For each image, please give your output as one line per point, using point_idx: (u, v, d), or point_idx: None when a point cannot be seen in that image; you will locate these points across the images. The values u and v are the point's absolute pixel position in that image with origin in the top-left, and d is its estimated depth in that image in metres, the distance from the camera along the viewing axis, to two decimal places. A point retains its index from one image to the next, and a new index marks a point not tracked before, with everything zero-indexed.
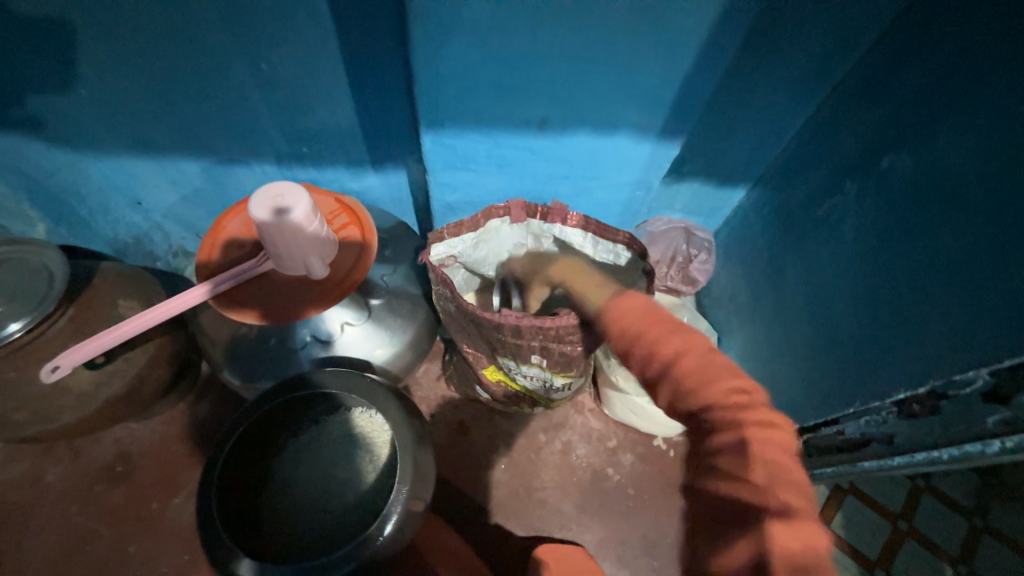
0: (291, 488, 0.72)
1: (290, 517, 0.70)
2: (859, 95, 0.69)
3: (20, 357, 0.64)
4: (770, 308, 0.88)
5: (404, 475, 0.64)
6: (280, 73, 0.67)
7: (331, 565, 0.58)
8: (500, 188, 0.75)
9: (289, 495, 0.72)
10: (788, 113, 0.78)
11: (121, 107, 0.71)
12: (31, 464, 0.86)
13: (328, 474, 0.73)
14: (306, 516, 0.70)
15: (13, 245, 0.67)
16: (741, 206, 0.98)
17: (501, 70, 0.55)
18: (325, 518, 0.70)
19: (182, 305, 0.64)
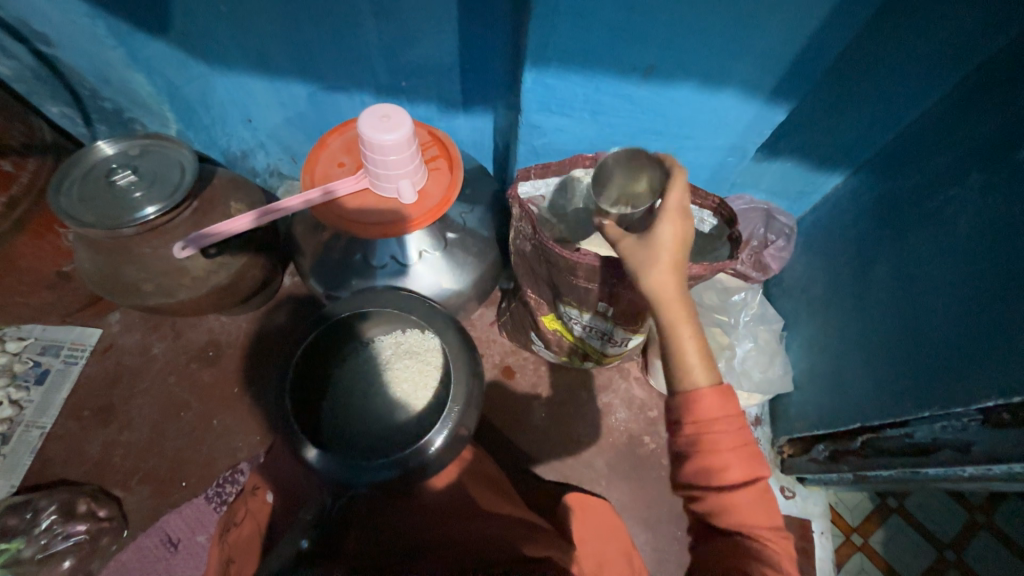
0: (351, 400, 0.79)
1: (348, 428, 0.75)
2: (995, 83, 0.61)
3: (155, 235, 0.74)
4: (850, 304, 0.82)
5: (458, 395, 0.67)
6: (396, 2, 0.70)
7: (377, 467, 0.62)
8: (589, 139, 0.75)
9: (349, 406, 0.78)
10: (902, 102, 0.71)
11: (250, 24, 0.76)
12: (142, 336, 1.00)
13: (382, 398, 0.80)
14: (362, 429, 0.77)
15: (154, 139, 0.76)
16: (833, 194, 0.91)
17: (620, 13, 0.54)
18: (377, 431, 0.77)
19: (235, 228, 0.70)
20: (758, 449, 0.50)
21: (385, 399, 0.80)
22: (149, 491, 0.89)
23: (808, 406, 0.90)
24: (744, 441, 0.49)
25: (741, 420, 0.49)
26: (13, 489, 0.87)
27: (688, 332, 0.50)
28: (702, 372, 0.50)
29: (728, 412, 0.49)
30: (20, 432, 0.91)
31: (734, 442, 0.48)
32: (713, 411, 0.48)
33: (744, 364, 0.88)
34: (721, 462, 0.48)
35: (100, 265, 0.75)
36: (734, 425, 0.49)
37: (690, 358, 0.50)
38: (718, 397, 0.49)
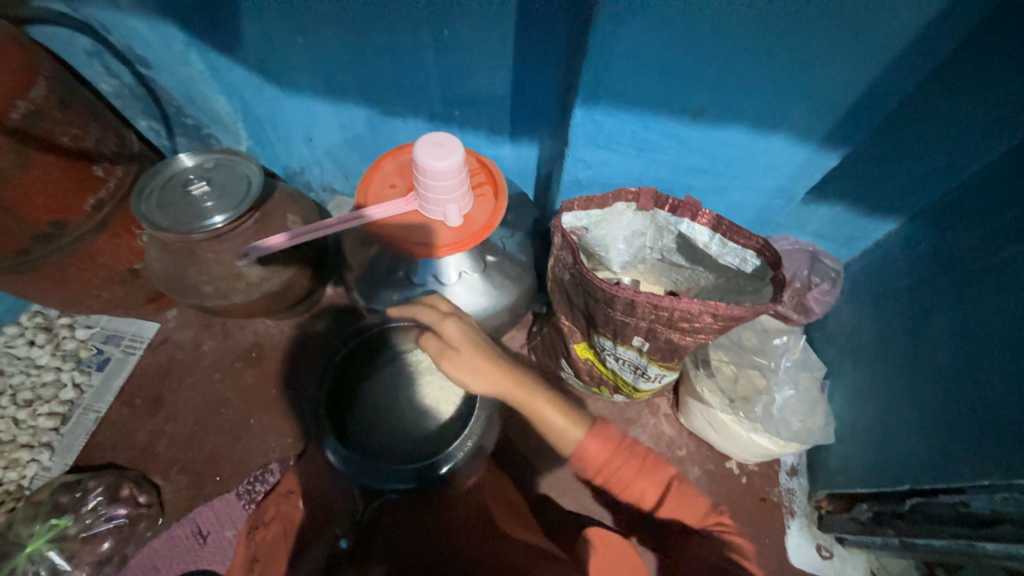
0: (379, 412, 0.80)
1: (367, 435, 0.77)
2: None
3: (220, 242, 0.80)
4: (900, 355, 0.78)
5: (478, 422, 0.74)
6: (458, 39, 0.75)
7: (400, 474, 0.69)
8: (633, 174, 0.76)
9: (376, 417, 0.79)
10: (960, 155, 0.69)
11: (321, 54, 0.83)
12: (194, 333, 1.06)
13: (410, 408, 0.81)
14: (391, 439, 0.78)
15: (228, 154, 0.83)
16: (884, 240, 0.88)
17: (672, 57, 0.56)
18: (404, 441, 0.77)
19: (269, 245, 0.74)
20: (659, 459, 0.65)
21: (405, 412, 0.80)
22: (186, 482, 0.93)
23: (851, 460, 0.85)
24: (644, 459, 0.64)
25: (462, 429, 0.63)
26: (66, 468, 0.93)
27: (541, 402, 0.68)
28: (573, 428, 0.66)
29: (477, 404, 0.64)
30: (78, 414, 0.98)
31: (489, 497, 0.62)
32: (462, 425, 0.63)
33: (783, 411, 0.83)
34: (636, 492, 0.63)
35: (168, 266, 0.82)
36: (625, 452, 0.63)
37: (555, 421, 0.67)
38: (603, 438, 0.64)
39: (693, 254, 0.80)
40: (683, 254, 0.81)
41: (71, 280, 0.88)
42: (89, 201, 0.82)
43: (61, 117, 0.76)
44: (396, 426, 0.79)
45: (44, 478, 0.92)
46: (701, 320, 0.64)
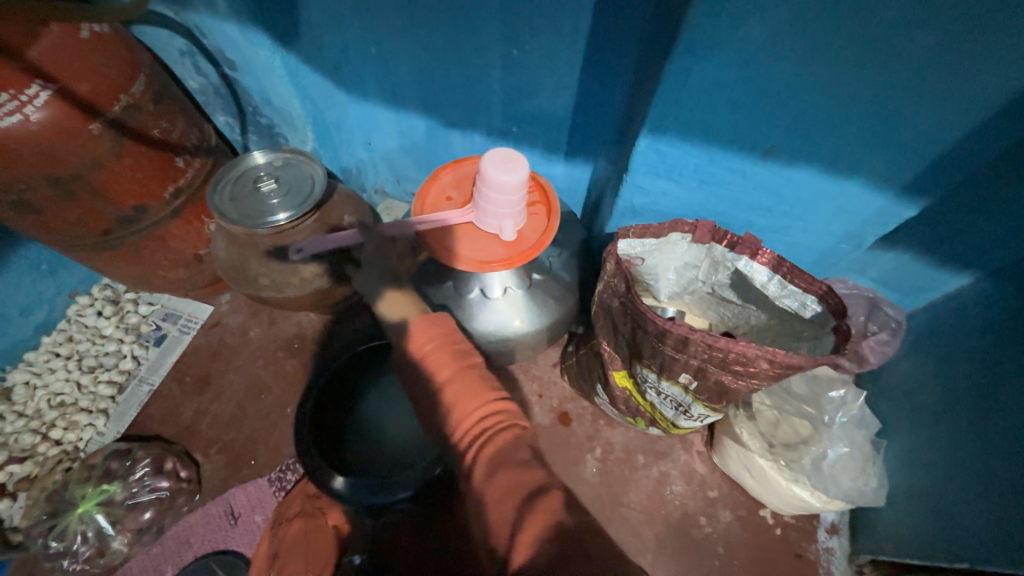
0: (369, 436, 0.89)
1: (364, 449, 0.87)
2: None
3: (281, 238, 0.83)
4: (966, 421, 0.72)
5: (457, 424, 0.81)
6: (526, 60, 0.76)
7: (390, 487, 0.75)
8: (692, 205, 0.75)
9: (368, 440, 0.88)
10: None
11: (392, 66, 0.86)
12: (244, 319, 1.11)
13: (400, 425, 0.89)
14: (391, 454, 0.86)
15: (297, 155, 0.87)
16: (955, 295, 0.82)
17: (748, 95, 0.55)
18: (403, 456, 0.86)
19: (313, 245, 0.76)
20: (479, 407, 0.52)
21: (398, 428, 0.89)
22: (223, 462, 0.97)
23: (902, 527, 0.79)
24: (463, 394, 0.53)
25: (453, 333, 0.57)
26: (119, 435, 0.99)
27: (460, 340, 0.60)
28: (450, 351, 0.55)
29: (437, 325, 0.57)
30: (133, 385, 1.04)
31: (438, 339, 0.56)
32: (423, 333, 0.56)
33: (832, 466, 0.78)
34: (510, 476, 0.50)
35: (231, 256, 0.86)
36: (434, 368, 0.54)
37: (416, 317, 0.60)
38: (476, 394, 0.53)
39: (747, 293, 0.78)
40: (736, 290, 0.79)
41: (143, 260, 0.94)
42: (168, 189, 0.88)
43: (153, 111, 0.82)
44: (387, 438, 0.88)
45: (99, 442, 0.98)
46: (756, 365, 0.63)
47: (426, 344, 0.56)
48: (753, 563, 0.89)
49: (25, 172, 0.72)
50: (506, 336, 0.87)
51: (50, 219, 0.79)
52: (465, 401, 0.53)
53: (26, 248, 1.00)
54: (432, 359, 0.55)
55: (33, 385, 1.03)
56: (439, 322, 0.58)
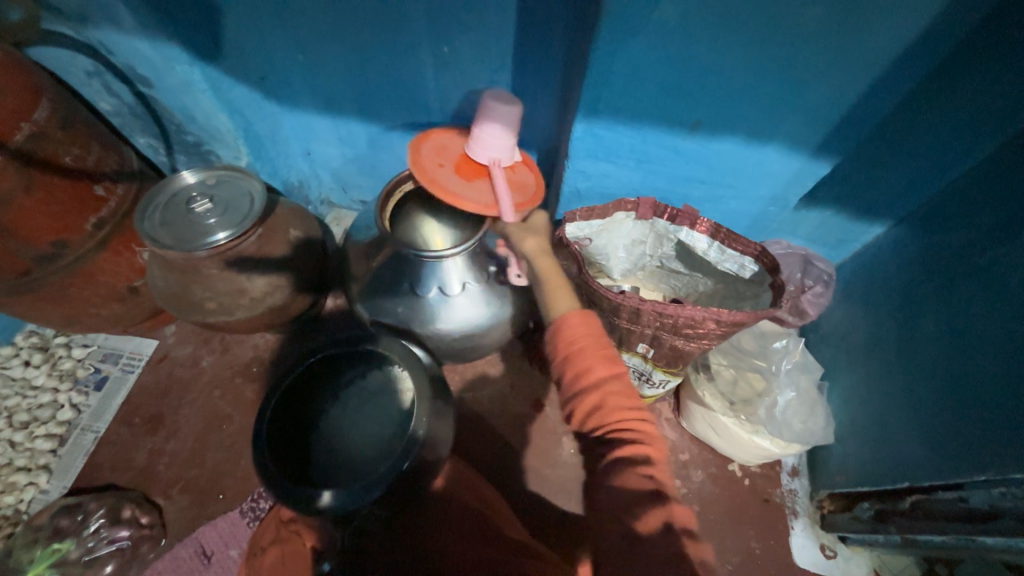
0: (332, 443, 0.75)
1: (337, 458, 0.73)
2: None
3: (224, 258, 0.80)
4: (894, 356, 0.80)
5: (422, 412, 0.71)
6: (457, 56, 0.76)
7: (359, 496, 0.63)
8: (633, 184, 0.78)
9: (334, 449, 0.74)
10: (944, 160, 0.71)
11: (321, 71, 0.84)
12: (194, 349, 1.06)
13: (363, 424, 0.75)
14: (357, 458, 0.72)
15: (231, 170, 0.83)
16: (874, 243, 0.90)
17: (669, 74, 0.59)
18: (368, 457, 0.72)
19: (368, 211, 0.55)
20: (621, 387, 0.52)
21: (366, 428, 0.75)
22: (189, 501, 0.92)
23: (850, 460, 0.87)
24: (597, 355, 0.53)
25: (605, 334, 0.55)
26: (65, 490, 0.92)
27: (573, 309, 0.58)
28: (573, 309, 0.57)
29: (592, 326, 0.55)
30: (76, 435, 0.97)
31: (598, 340, 0.53)
32: (578, 327, 0.53)
33: (785, 413, 0.85)
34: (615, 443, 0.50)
35: (171, 283, 0.82)
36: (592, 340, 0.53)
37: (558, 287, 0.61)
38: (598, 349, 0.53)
39: (693, 261, 0.83)
40: (682, 260, 0.84)
41: (71, 300, 0.87)
42: (90, 220, 0.82)
43: (63, 137, 0.76)
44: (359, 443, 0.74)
45: (43, 501, 0.91)
46: (705, 327, 0.66)
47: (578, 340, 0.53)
48: (727, 515, 0.94)
49: None
50: (470, 331, 0.88)
51: None
52: (616, 409, 0.51)
53: None
54: (586, 351, 0.53)
55: None
56: (591, 320, 0.55)
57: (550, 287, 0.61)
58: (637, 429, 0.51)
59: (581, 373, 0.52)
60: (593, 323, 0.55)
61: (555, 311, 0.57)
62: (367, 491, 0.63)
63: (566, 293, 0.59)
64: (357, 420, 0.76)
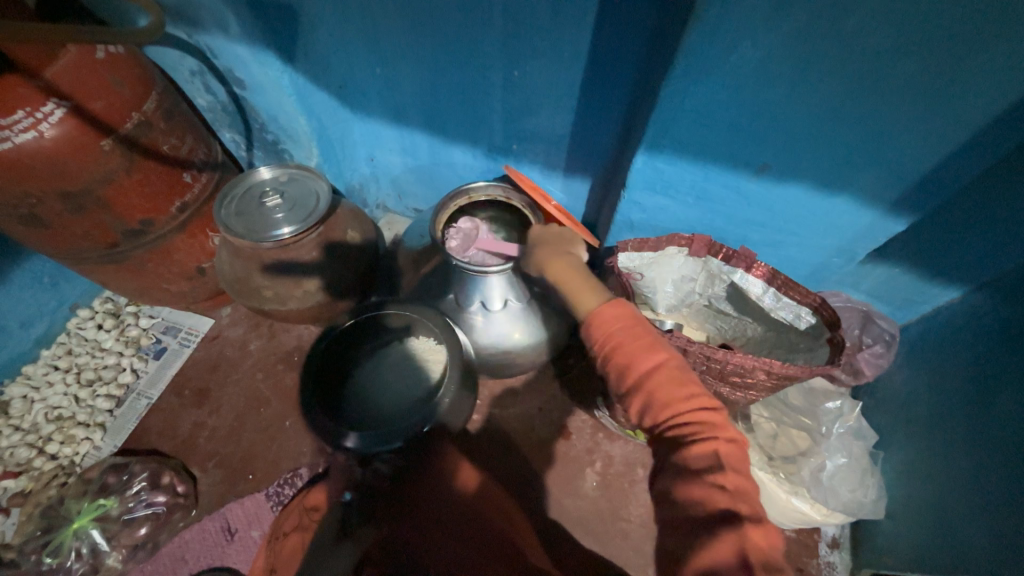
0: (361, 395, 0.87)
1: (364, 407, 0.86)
2: None
3: (285, 251, 0.85)
4: (960, 432, 0.73)
5: (450, 386, 0.77)
6: (526, 80, 0.79)
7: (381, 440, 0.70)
8: (689, 221, 0.77)
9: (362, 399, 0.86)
10: None
11: (396, 85, 0.89)
12: (245, 332, 1.12)
13: (417, 386, 0.86)
14: (390, 409, 0.85)
15: (302, 170, 0.89)
16: (946, 307, 0.84)
17: (741, 116, 0.58)
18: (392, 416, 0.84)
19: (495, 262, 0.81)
20: (667, 357, 0.52)
21: (390, 390, 0.87)
22: (221, 476, 0.96)
23: (901, 540, 0.79)
24: (640, 335, 0.53)
25: (641, 322, 0.55)
26: (115, 449, 0.98)
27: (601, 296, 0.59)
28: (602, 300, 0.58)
29: (625, 317, 0.55)
30: (132, 398, 1.04)
31: (636, 335, 0.53)
32: (609, 319, 0.55)
33: (832, 479, 0.79)
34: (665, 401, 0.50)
35: (235, 268, 0.87)
36: (631, 328, 0.54)
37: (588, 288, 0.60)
38: (634, 331, 0.53)
39: (744, 305, 0.81)
40: (733, 303, 0.82)
41: (147, 273, 0.95)
42: (175, 204, 0.89)
43: (164, 128, 0.84)
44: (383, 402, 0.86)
45: (95, 456, 0.98)
46: (754, 376, 0.65)
47: (614, 331, 0.54)
48: None
49: (37, 188, 0.73)
50: (505, 349, 0.89)
51: (57, 232, 0.80)
52: (666, 398, 0.50)
53: (29, 261, 1.01)
54: (625, 348, 0.53)
55: (31, 398, 1.03)
56: (625, 313, 0.55)
57: (573, 289, 0.61)
58: (698, 418, 0.49)
59: (620, 368, 0.52)
60: (630, 316, 0.55)
61: (587, 313, 0.58)
62: (386, 441, 0.71)
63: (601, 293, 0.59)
64: (416, 379, 0.87)
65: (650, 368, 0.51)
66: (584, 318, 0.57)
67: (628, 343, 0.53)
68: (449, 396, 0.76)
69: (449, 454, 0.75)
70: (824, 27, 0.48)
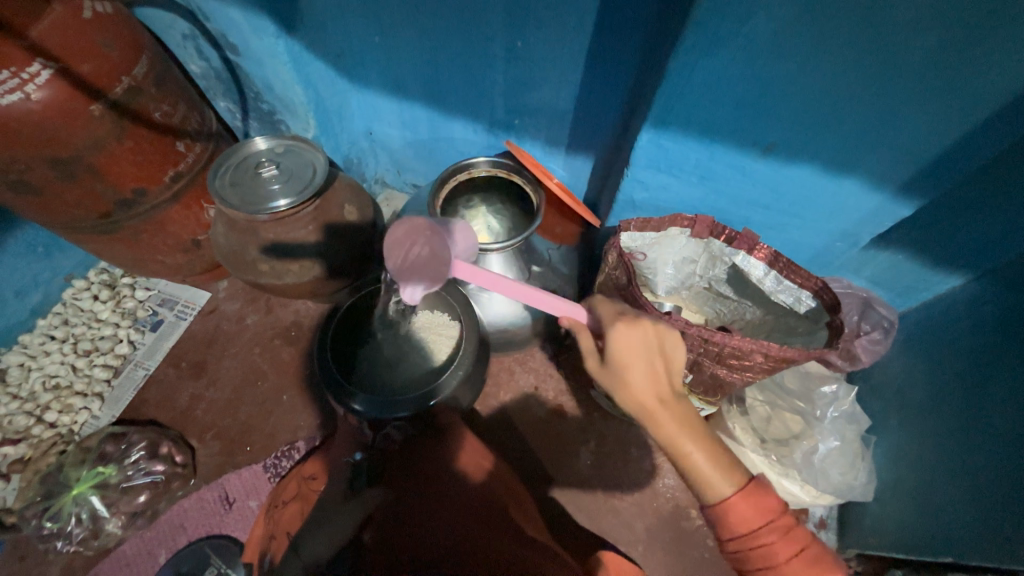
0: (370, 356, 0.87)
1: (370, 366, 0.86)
2: None
3: (281, 224, 0.84)
4: (956, 419, 0.73)
5: (462, 363, 0.79)
6: (530, 51, 0.76)
7: (393, 407, 0.76)
8: (692, 202, 0.75)
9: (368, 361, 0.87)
10: None
11: (395, 55, 0.86)
12: (241, 306, 1.11)
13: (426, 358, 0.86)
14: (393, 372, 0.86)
15: (297, 140, 0.87)
16: (946, 295, 0.83)
17: (749, 92, 0.56)
18: (414, 384, 0.82)
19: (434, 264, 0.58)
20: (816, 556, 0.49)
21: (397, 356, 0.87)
22: (219, 447, 0.97)
23: (888, 522, 0.81)
24: (794, 544, 0.48)
25: (784, 525, 0.48)
26: (113, 419, 0.99)
27: (714, 468, 0.49)
28: (725, 482, 0.49)
29: (767, 520, 0.48)
30: (129, 369, 1.04)
31: (787, 549, 0.48)
32: (749, 522, 0.48)
33: (824, 462, 0.80)
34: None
35: (230, 241, 0.86)
36: (776, 530, 0.48)
37: (708, 464, 0.49)
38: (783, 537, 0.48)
39: (745, 288, 0.80)
40: (733, 286, 0.81)
41: (142, 244, 0.94)
42: (168, 173, 0.87)
43: (155, 94, 0.81)
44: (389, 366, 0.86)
45: (93, 426, 0.98)
46: (751, 359, 0.65)
47: (755, 533, 0.48)
48: None
49: (25, 152, 0.71)
50: (506, 326, 0.90)
51: (48, 200, 0.78)
52: None
53: (21, 230, 0.99)
54: (772, 556, 0.48)
55: (28, 367, 1.03)
56: (764, 511, 0.48)
57: (689, 464, 0.49)
58: None
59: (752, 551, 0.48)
60: (769, 515, 0.48)
61: (713, 503, 0.49)
62: (394, 408, 0.76)
63: (744, 480, 0.49)
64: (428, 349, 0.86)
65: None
66: (707, 506, 0.50)
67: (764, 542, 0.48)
68: (461, 371, 0.79)
69: (456, 427, 0.76)
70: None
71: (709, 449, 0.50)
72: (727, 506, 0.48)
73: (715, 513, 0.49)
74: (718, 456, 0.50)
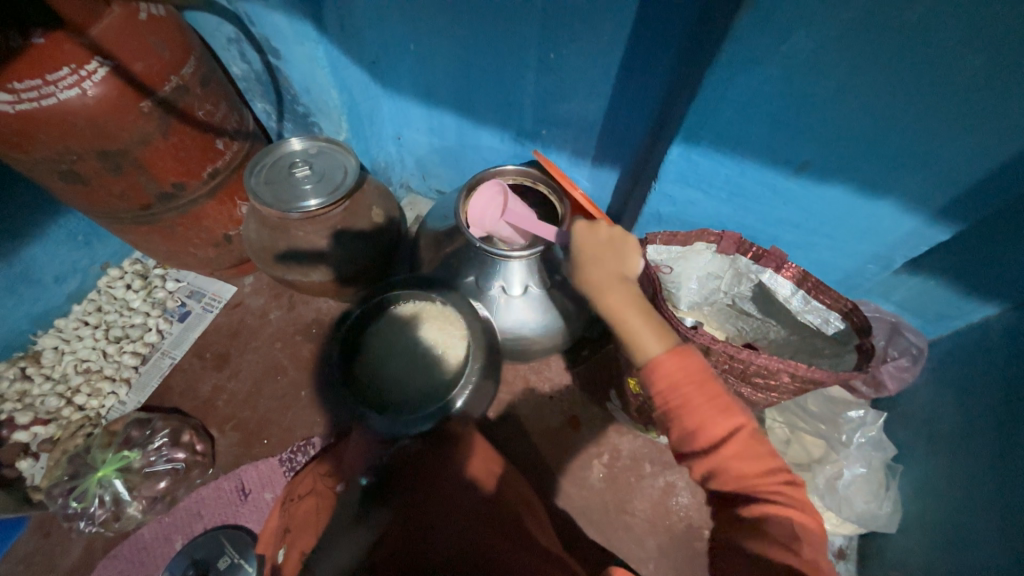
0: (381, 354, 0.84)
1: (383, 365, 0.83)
2: None
3: (311, 223, 0.86)
4: (987, 452, 0.70)
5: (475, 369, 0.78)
6: (563, 62, 0.77)
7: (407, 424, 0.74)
8: (719, 217, 0.75)
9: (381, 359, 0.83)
10: None
11: (429, 63, 0.88)
12: (266, 301, 1.14)
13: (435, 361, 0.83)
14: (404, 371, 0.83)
15: (329, 142, 0.89)
16: (979, 324, 0.81)
17: (784, 109, 0.56)
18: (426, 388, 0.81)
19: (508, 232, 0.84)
20: (729, 401, 0.50)
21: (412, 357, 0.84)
22: (237, 438, 0.99)
23: (911, 555, 0.78)
24: (714, 394, 0.50)
25: (709, 381, 0.50)
26: (139, 404, 1.02)
27: (647, 326, 0.53)
28: (657, 341, 0.52)
29: (690, 374, 0.50)
30: (156, 357, 1.07)
31: (716, 414, 0.49)
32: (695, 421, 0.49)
33: (848, 488, 0.79)
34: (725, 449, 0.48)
35: (261, 237, 0.88)
36: (701, 384, 0.50)
37: (640, 324, 0.53)
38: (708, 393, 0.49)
39: (772, 308, 0.80)
40: (757, 303, 0.81)
41: (177, 237, 0.97)
42: (207, 168, 0.90)
43: (200, 93, 0.85)
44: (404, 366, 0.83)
45: (120, 410, 1.02)
46: (778, 378, 0.64)
47: (679, 380, 0.50)
48: None
49: (78, 144, 0.75)
50: (526, 334, 0.90)
51: (94, 189, 0.82)
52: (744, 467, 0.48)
53: (66, 218, 1.04)
54: (688, 404, 0.49)
55: (62, 350, 1.07)
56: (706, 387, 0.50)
57: (625, 330, 0.54)
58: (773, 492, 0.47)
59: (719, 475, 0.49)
60: (696, 374, 0.50)
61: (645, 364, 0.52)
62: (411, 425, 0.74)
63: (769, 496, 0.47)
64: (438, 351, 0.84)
65: (727, 431, 0.49)
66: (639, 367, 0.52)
67: (685, 396, 0.50)
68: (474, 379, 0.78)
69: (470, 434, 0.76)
70: (885, 18, 0.46)
71: (649, 315, 0.54)
72: (696, 431, 0.49)
73: (688, 442, 0.50)
74: (652, 321, 0.53)
